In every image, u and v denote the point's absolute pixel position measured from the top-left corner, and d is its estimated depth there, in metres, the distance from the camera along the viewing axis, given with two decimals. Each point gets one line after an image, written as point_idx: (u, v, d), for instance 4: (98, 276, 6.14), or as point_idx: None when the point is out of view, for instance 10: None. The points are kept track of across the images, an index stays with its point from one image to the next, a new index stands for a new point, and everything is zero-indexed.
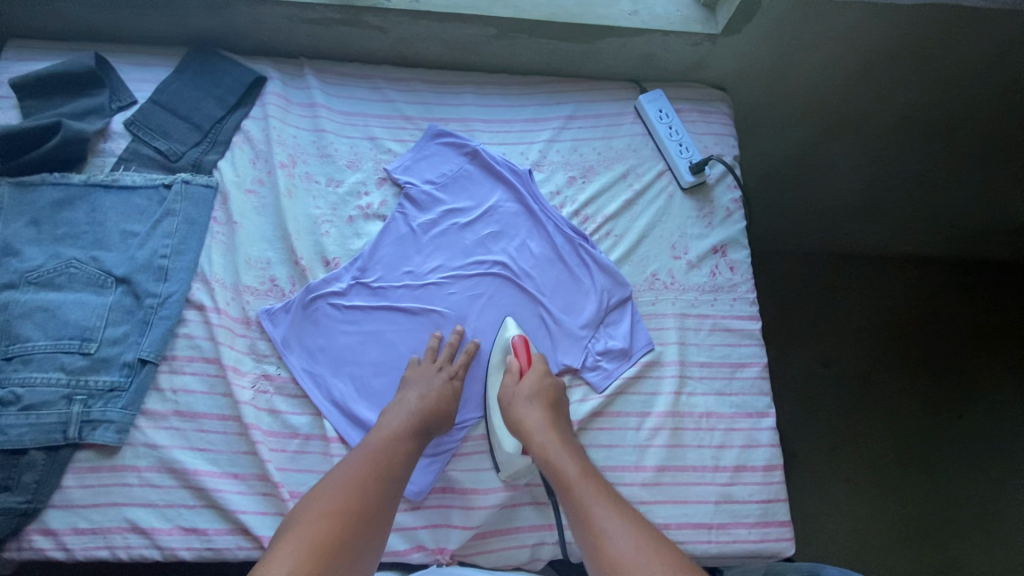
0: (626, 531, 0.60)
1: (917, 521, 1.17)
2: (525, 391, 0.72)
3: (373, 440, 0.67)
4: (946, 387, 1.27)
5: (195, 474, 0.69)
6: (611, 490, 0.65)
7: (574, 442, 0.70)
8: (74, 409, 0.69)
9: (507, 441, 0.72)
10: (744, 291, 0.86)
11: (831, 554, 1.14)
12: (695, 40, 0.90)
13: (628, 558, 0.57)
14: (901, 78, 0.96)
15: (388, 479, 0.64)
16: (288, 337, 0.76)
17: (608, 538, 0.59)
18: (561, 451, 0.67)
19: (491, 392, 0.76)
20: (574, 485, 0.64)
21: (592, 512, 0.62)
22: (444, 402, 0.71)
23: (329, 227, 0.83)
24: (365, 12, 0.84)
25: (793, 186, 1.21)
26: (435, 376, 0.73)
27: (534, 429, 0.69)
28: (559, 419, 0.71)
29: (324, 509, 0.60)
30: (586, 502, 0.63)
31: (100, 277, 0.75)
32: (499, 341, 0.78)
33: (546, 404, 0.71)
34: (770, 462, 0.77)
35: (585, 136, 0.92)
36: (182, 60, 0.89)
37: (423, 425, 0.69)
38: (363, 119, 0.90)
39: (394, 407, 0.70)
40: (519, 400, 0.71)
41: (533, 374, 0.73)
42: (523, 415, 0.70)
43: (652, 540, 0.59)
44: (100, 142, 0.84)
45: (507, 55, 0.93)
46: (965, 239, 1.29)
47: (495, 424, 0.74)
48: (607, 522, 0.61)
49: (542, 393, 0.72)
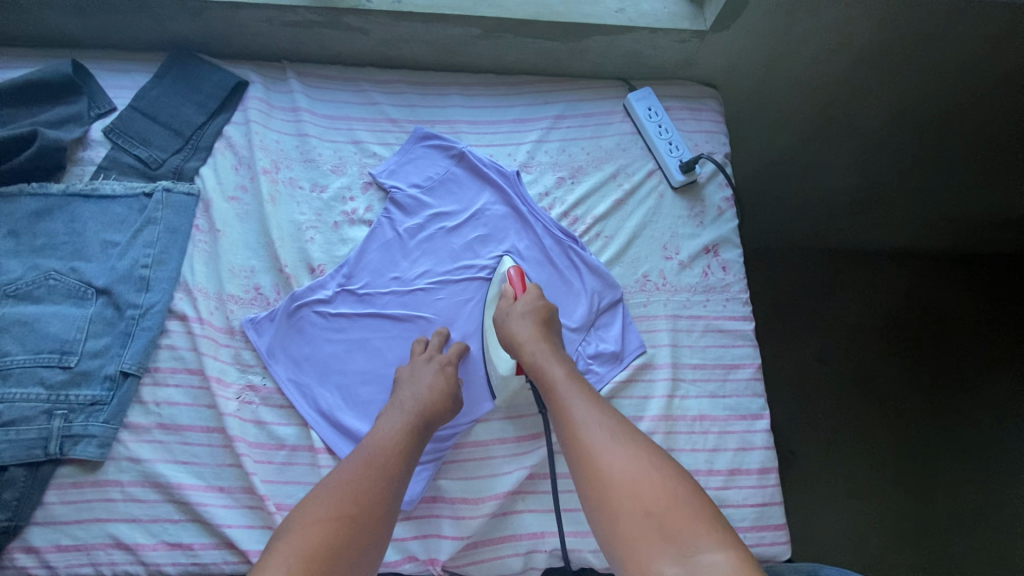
0: (603, 422, 0.59)
1: (917, 516, 1.16)
2: (519, 308, 0.72)
3: (371, 444, 0.64)
4: (943, 380, 1.26)
5: (179, 488, 0.68)
6: (594, 391, 0.64)
7: (566, 354, 0.70)
8: (54, 424, 0.67)
9: (501, 361, 0.74)
10: (736, 291, 0.85)
11: (831, 553, 1.13)
12: (683, 37, 0.88)
13: (602, 446, 0.56)
14: (891, 70, 0.95)
15: (388, 482, 0.60)
16: (273, 347, 0.75)
17: (584, 428, 0.58)
18: (549, 355, 0.67)
19: (487, 322, 0.77)
20: (558, 384, 0.64)
21: (572, 407, 0.61)
22: (441, 395, 0.69)
23: (314, 233, 0.81)
24: (346, 13, 0.82)
25: (786, 183, 1.20)
26: (432, 370, 0.71)
27: (525, 339, 0.69)
28: (552, 336, 0.71)
29: (322, 512, 0.56)
30: (568, 398, 0.62)
31: (79, 289, 0.74)
32: (497, 275, 0.79)
33: (540, 321, 0.70)
34: (765, 464, 0.76)
35: (573, 136, 0.91)
36: (162, 65, 0.87)
37: (422, 423, 0.67)
38: (347, 122, 0.88)
39: (392, 408, 0.68)
40: (512, 315, 0.71)
41: (526, 298, 0.73)
42: (514, 327, 0.70)
43: (629, 434, 0.58)
44: (79, 151, 0.82)
45: (493, 55, 0.92)
46: (961, 231, 1.28)
47: (490, 344, 0.75)
48: (586, 414, 0.60)
49: (536, 311, 0.71)
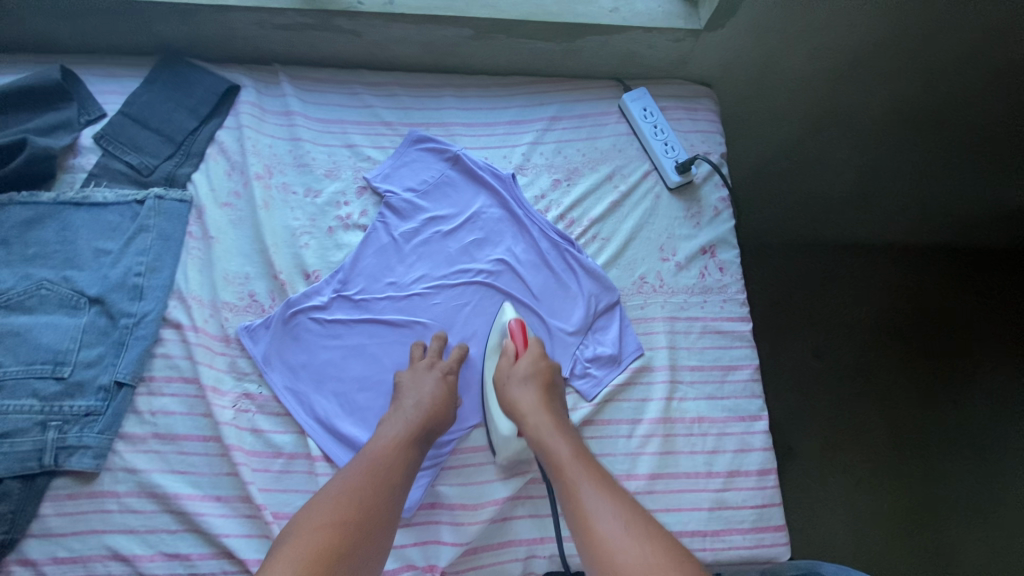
0: (616, 513, 0.58)
1: (917, 510, 1.16)
2: (521, 371, 0.71)
3: (370, 451, 0.65)
4: (942, 375, 1.26)
5: (176, 498, 0.67)
6: (603, 471, 0.63)
7: (569, 426, 0.69)
8: (49, 435, 0.66)
9: (501, 423, 0.71)
10: (734, 292, 0.84)
11: (830, 549, 1.13)
12: (678, 36, 0.88)
13: (616, 540, 0.56)
14: (887, 69, 0.95)
15: (387, 489, 0.61)
16: (268, 354, 0.75)
17: (596, 518, 0.58)
18: (554, 433, 0.66)
19: (485, 379, 0.75)
20: (566, 466, 0.63)
21: (582, 493, 0.60)
22: (440, 403, 0.69)
23: (308, 239, 0.81)
24: (338, 15, 0.81)
25: (784, 180, 1.19)
26: (433, 377, 0.71)
27: (528, 410, 0.68)
28: (554, 403, 0.71)
29: (321, 519, 0.57)
30: (577, 483, 0.61)
31: (72, 298, 0.73)
32: (496, 326, 0.77)
33: (542, 386, 0.70)
34: (764, 466, 0.76)
35: (569, 137, 0.91)
36: (151, 70, 0.87)
37: (422, 429, 0.67)
38: (340, 126, 0.88)
39: (391, 414, 0.68)
40: (515, 381, 0.70)
41: (527, 357, 0.72)
42: (517, 396, 0.69)
43: (643, 524, 0.57)
44: (69, 158, 0.81)
45: (486, 57, 0.91)
46: (957, 225, 1.28)
47: (490, 405, 0.73)
48: (597, 502, 0.59)
49: (539, 375, 0.71)
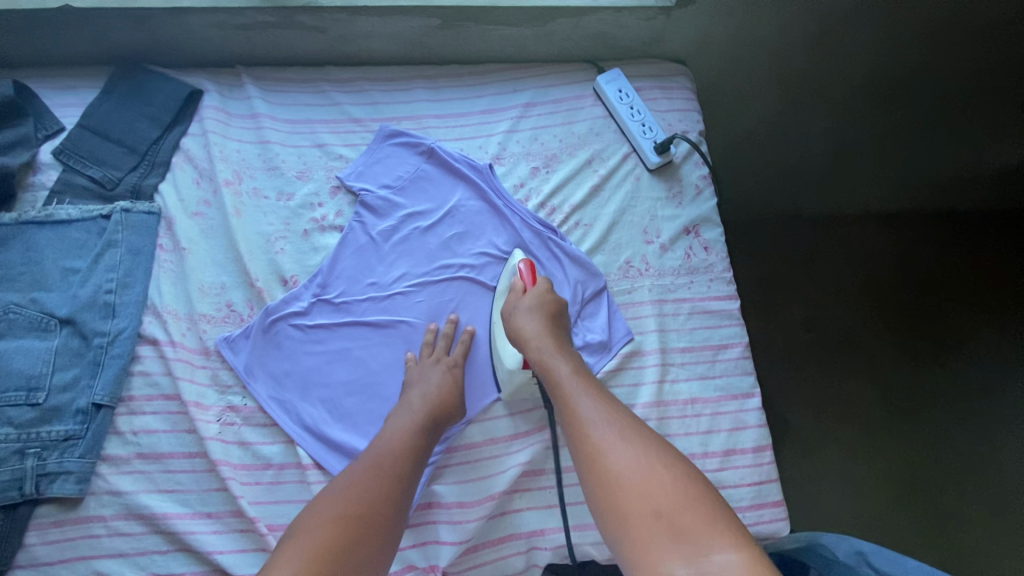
0: (612, 422, 0.58)
1: (913, 471, 1.17)
2: (525, 303, 0.71)
3: (379, 446, 0.63)
4: (930, 338, 1.27)
5: (165, 518, 0.66)
6: (601, 386, 0.64)
7: (572, 350, 0.69)
8: (28, 463, 0.64)
9: (508, 355, 0.72)
10: (720, 270, 0.84)
11: (830, 520, 1.13)
12: (649, 14, 0.86)
13: (609, 444, 0.56)
14: (859, 35, 0.94)
15: (400, 481, 0.60)
16: (250, 364, 0.73)
17: (591, 426, 0.58)
18: (554, 354, 0.67)
19: (495, 314, 0.76)
20: (565, 382, 0.64)
21: (579, 404, 0.61)
22: (446, 393, 0.69)
23: (284, 243, 0.78)
24: (298, 12, 0.79)
25: (765, 154, 1.19)
26: (442, 370, 0.70)
27: (531, 335, 0.68)
28: (559, 330, 0.70)
29: (332, 510, 0.56)
30: (574, 397, 0.62)
31: (42, 320, 0.70)
32: (507, 268, 0.78)
33: (546, 315, 0.70)
34: (759, 442, 0.76)
35: (545, 123, 0.89)
36: (109, 79, 0.84)
37: (430, 423, 0.66)
38: (310, 125, 0.85)
39: (398, 407, 0.68)
40: (519, 309, 0.71)
41: (535, 291, 0.72)
42: (520, 322, 0.70)
43: (636, 432, 0.58)
44: (29, 176, 0.78)
45: (455, 46, 0.89)
46: (934, 190, 1.30)
47: (498, 336, 0.74)
48: (594, 412, 0.59)
49: (544, 306, 0.71)
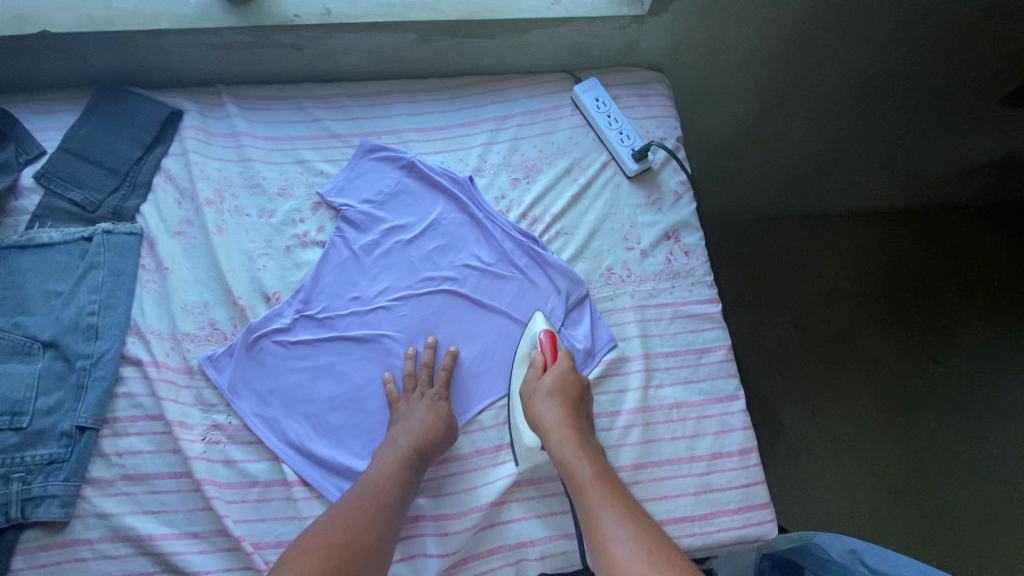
0: (633, 537, 0.57)
1: (906, 467, 1.18)
2: (544, 387, 0.71)
3: (365, 481, 0.64)
4: (919, 333, 1.29)
5: (151, 539, 0.66)
6: (625, 494, 0.63)
7: (594, 442, 0.68)
8: (13, 488, 0.64)
9: (526, 436, 0.71)
10: (701, 274, 0.84)
11: (826, 518, 1.14)
12: (623, 23, 0.87)
13: (630, 565, 0.55)
14: (833, 38, 0.95)
15: (384, 516, 0.61)
16: (234, 382, 0.73)
17: (615, 544, 0.57)
18: (576, 451, 0.66)
19: (512, 388, 0.75)
20: (587, 486, 0.63)
21: (601, 516, 0.60)
22: (428, 432, 0.67)
23: (266, 260, 0.79)
24: (275, 31, 0.79)
25: (748, 157, 1.21)
26: (427, 404, 0.70)
27: (552, 427, 0.67)
28: (580, 419, 0.70)
29: (316, 541, 0.58)
30: (596, 506, 0.61)
31: (25, 344, 0.71)
32: (525, 336, 0.78)
33: (567, 402, 0.70)
34: (746, 445, 0.76)
35: (525, 134, 0.90)
36: (89, 102, 0.84)
37: (413, 456, 0.66)
38: (290, 142, 0.86)
39: (383, 446, 0.68)
40: (540, 396, 0.70)
41: (555, 371, 0.72)
42: (541, 410, 0.69)
43: (661, 550, 0.56)
44: (10, 200, 0.79)
45: (433, 59, 0.90)
46: (913, 186, 1.33)
47: (516, 415, 0.73)
48: (614, 526, 0.59)
49: (565, 391, 0.70)
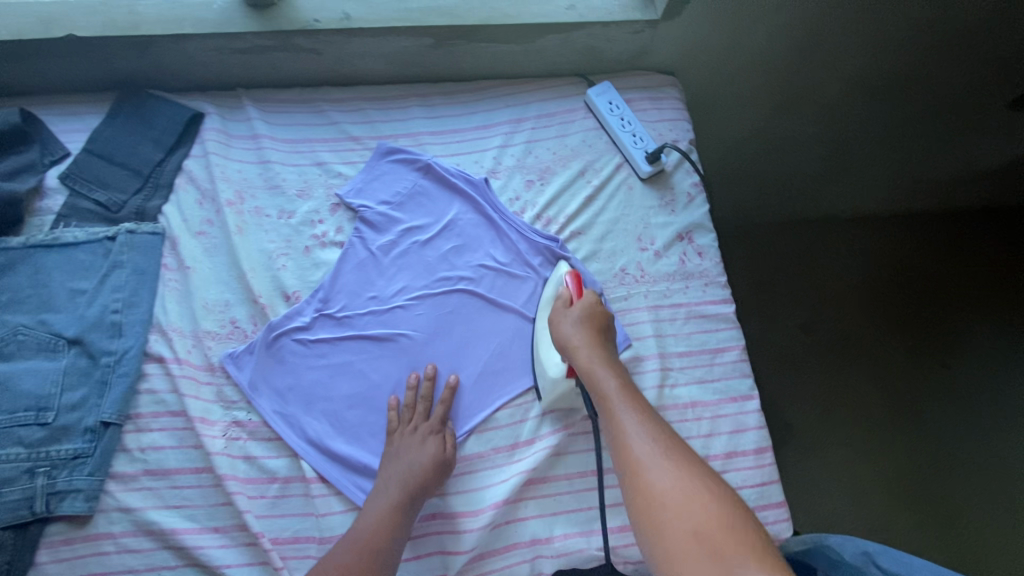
0: (653, 438, 0.58)
1: (918, 472, 1.18)
2: (573, 314, 0.73)
3: (357, 529, 0.64)
4: (930, 337, 1.29)
5: (173, 534, 0.67)
6: (648, 403, 0.63)
7: (619, 363, 0.69)
8: (38, 482, 0.65)
9: (552, 365, 0.74)
10: (715, 275, 0.85)
11: (837, 522, 1.13)
12: (637, 28, 0.88)
13: (649, 460, 0.55)
14: (844, 45, 0.97)
15: (379, 565, 0.61)
16: (254, 380, 0.74)
17: (634, 441, 0.57)
18: (602, 366, 0.67)
19: (539, 325, 0.78)
20: (609, 395, 0.64)
21: (622, 420, 0.60)
22: (423, 472, 0.67)
23: (285, 260, 0.80)
24: (295, 35, 0.81)
25: (758, 160, 1.21)
26: (420, 441, 0.69)
27: (580, 345, 0.69)
28: (606, 344, 0.71)
29: None
30: (618, 410, 0.62)
31: (50, 341, 0.72)
32: (551, 281, 0.80)
33: (593, 328, 0.71)
34: (760, 444, 0.76)
35: (539, 136, 0.91)
36: (112, 105, 0.86)
37: (407, 498, 0.66)
38: (309, 145, 0.87)
39: (377, 486, 0.68)
40: (568, 320, 0.72)
41: (583, 303, 0.74)
42: (569, 333, 0.71)
43: (681, 454, 0.56)
44: (35, 201, 0.80)
45: (449, 64, 0.91)
46: (923, 190, 1.34)
47: (542, 348, 0.76)
48: (635, 426, 0.59)
49: (592, 319, 0.72)
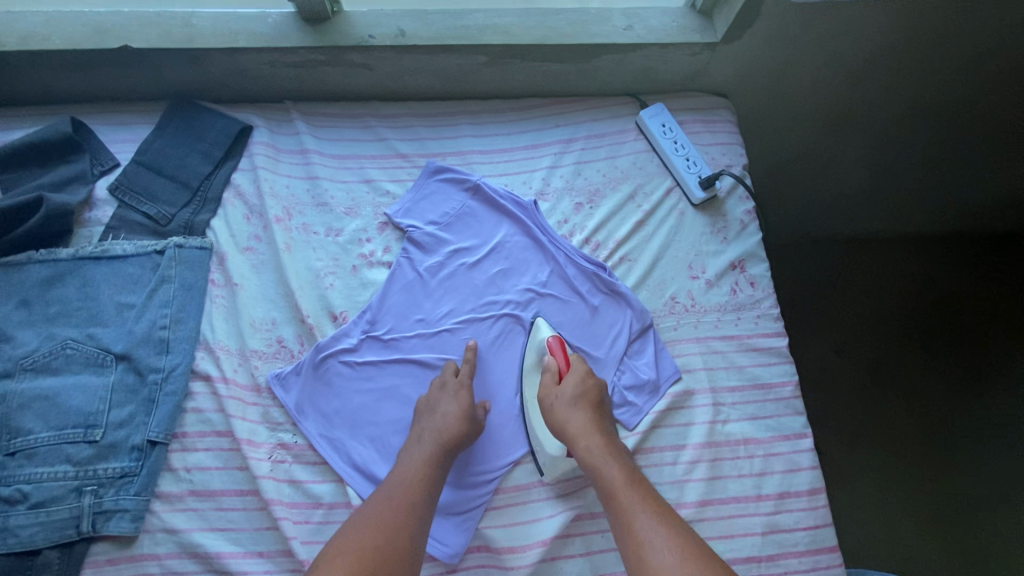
0: (669, 543, 0.56)
1: (949, 499, 1.14)
2: (566, 393, 0.70)
3: (393, 482, 0.64)
4: (969, 365, 1.24)
5: (218, 557, 0.66)
6: (659, 499, 0.62)
7: (620, 445, 0.68)
8: (86, 501, 0.65)
9: (550, 444, 0.70)
10: (768, 307, 0.83)
11: (862, 547, 1.11)
12: (694, 50, 0.86)
13: (669, 570, 0.54)
14: (898, 71, 0.94)
15: (415, 513, 0.61)
16: (301, 402, 0.73)
17: (652, 550, 0.56)
18: (606, 456, 0.65)
19: (527, 398, 0.74)
20: (619, 493, 0.62)
21: (637, 521, 0.59)
22: (458, 426, 0.68)
23: (333, 278, 0.79)
24: (350, 51, 0.80)
25: (803, 179, 1.18)
26: (452, 396, 0.70)
27: (578, 433, 0.67)
28: (604, 422, 0.69)
29: (357, 543, 0.57)
30: (630, 510, 0.60)
31: (98, 356, 0.72)
32: (531, 344, 0.76)
33: (590, 406, 0.69)
34: (814, 485, 0.74)
35: (589, 158, 0.89)
36: (163, 115, 0.85)
37: (443, 452, 0.67)
38: (357, 161, 0.86)
39: (411, 440, 0.68)
40: (561, 403, 0.69)
41: (573, 376, 0.71)
42: (565, 418, 0.68)
43: (700, 557, 0.55)
44: (85, 212, 0.80)
45: (500, 81, 0.90)
46: (970, 215, 1.29)
47: (535, 425, 0.72)
48: (651, 531, 0.58)
49: (586, 394, 0.70)
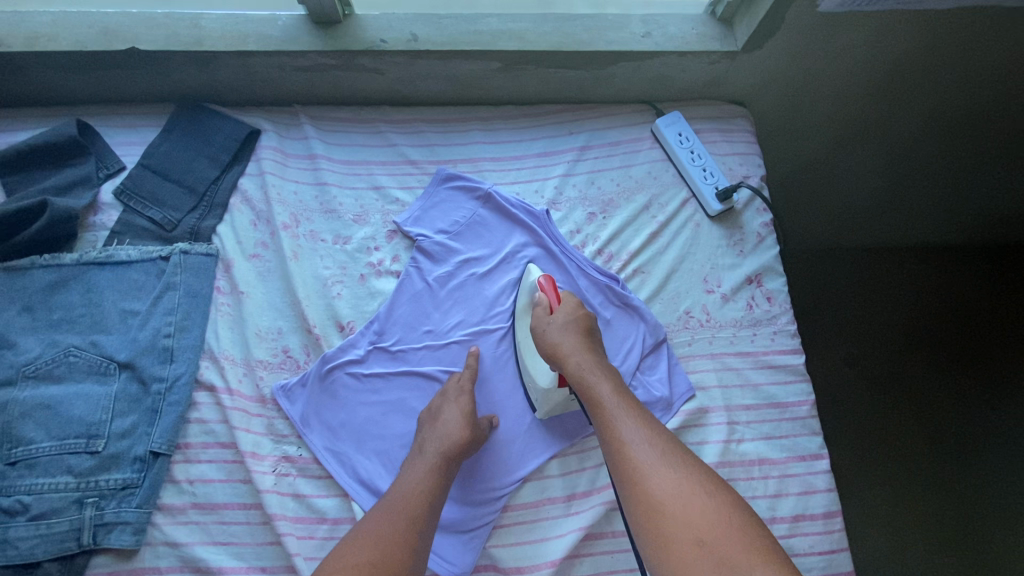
0: (651, 441, 0.56)
1: (960, 516, 1.11)
2: (557, 321, 0.68)
3: (395, 493, 0.62)
4: (982, 377, 1.21)
5: (220, 572, 0.64)
6: (640, 403, 0.61)
7: (606, 360, 0.66)
8: (87, 513, 0.64)
9: (542, 377, 0.69)
10: (784, 323, 0.81)
11: (873, 563, 1.08)
12: (713, 58, 0.83)
13: (651, 467, 0.54)
14: (922, 83, 0.92)
15: (414, 528, 0.59)
16: (306, 414, 0.71)
17: (634, 448, 0.56)
18: (594, 368, 0.64)
19: (521, 337, 0.73)
20: (604, 400, 0.61)
21: (619, 424, 0.58)
22: (459, 435, 0.66)
23: (341, 287, 0.78)
24: (361, 55, 0.78)
25: (818, 185, 1.16)
26: (453, 405, 0.68)
27: (568, 352, 0.65)
28: (595, 344, 0.68)
29: (354, 558, 0.55)
30: (614, 415, 0.59)
31: (102, 364, 0.70)
32: (524, 286, 0.75)
33: (581, 332, 0.67)
34: (830, 508, 0.72)
35: (602, 167, 0.87)
36: (170, 118, 0.84)
37: (444, 463, 0.64)
38: (366, 167, 0.85)
39: (413, 451, 0.66)
40: (553, 329, 0.68)
41: (563, 308, 0.70)
42: (556, 341, 0.67)
43: (680, 456, 0.56)
44: (89, 216, 0.79)
45: (512, 87, 0.88)
46: (982, 226, 1.27)
47: (529, 360, 0.71)
48: (634, 432, 0.57)
49: (578, 322, 0.68)
